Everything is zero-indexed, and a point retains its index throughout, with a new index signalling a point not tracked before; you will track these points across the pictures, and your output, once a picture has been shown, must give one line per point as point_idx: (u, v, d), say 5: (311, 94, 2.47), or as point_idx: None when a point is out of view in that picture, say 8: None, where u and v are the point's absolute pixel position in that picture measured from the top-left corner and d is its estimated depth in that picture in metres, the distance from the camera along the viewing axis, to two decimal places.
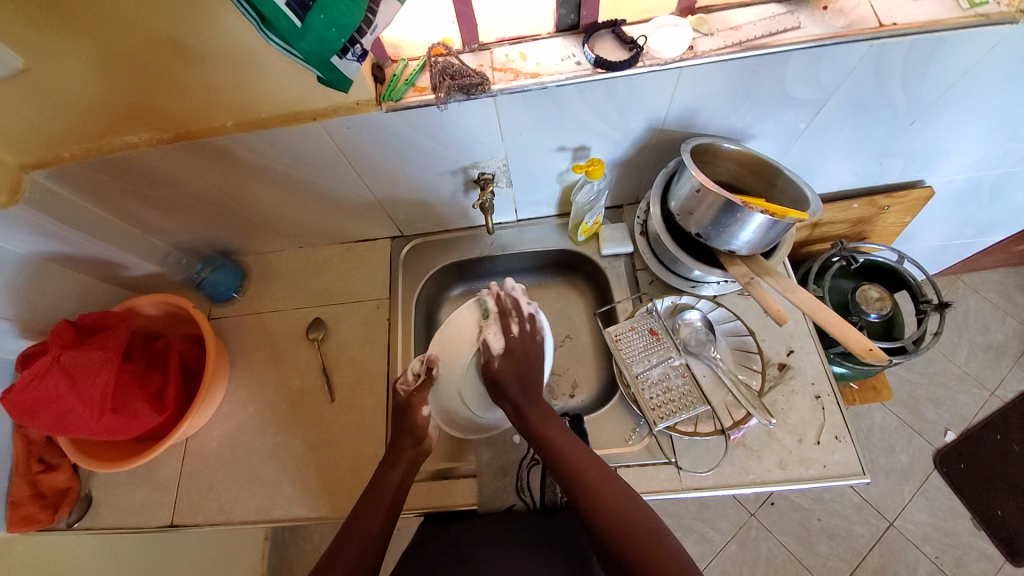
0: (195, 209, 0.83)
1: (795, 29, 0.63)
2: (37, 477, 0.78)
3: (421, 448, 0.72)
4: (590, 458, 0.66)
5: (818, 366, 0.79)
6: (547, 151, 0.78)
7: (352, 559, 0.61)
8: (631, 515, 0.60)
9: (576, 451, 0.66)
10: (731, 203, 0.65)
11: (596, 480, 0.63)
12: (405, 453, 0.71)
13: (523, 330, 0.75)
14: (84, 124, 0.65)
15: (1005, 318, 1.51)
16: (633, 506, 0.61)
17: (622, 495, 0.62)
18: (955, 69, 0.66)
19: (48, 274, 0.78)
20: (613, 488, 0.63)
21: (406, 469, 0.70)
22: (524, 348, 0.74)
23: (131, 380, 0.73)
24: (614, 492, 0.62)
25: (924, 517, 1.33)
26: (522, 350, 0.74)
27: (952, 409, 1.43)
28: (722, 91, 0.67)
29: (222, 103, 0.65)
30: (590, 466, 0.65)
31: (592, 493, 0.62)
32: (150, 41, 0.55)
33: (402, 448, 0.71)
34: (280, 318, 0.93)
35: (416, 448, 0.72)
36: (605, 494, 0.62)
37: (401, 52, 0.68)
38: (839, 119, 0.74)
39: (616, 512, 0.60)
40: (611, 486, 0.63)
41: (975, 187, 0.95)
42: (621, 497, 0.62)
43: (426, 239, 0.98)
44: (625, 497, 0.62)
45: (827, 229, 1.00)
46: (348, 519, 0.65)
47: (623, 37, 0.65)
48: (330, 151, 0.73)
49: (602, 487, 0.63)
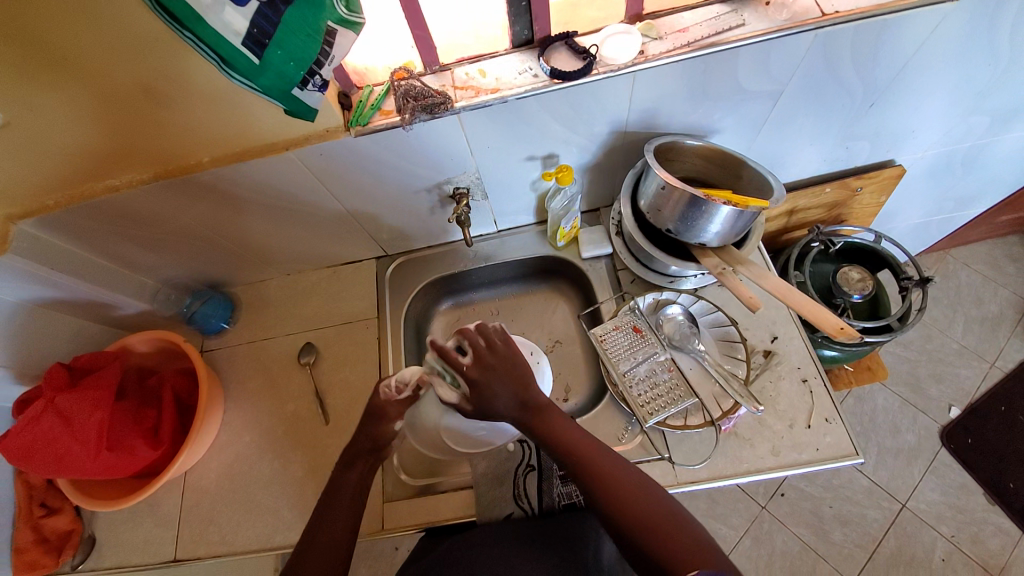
0: (181, 245, 0.85)
1: (740, 26, 0.65)
2: (40, 522, 0.80)
3: (379, 454, 0.71)
4: (611, 458, 0.63)
5: (803, 351, 0.79)
6: (517, 162, 0.80)
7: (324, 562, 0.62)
8: (640, 496, 0.59)
9: (593, 452, 0.63)
10: (696, 197, 0.67)
11: (617, 477, 0.61)
12: (363, 457, 0.70)
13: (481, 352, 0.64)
14: (66, 172, 0.67)
15: (997, 289, 1.51)
16: (650, 502, 0.59)
17: (648, 495, 0.60)
18: (905, 49, 0.68)
19: (43, 320, 0.80)
20: (635, 487, 0.60)
21: (362, 469, 0.69)
22: (489, 364, 0.64)
23: (125, 418, 0.74)
24: (633, 487, 0.60)
25: (936, 496, 1.31)
26: (487, 361, 0.64)
27: (954, 384, 1.43)
28: (677, 90, 0.70)
29: (200, 142, 0.67)
30: (610, 468, 0.62)
31: (615, 494, 0.59)
32: (123, 88, 0.58)
33: (359, 449, 0.70)
34: (273, 345, 0.95)
35: (372, 453, 0.70)
36: (628, 495, 0.59)
37: (366, 79, 0.70)
38: (799, 107, 0.76)
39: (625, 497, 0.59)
40: (636, 487, 0.60)
41: (945, 162, 0.97)
42: (647, 498, 0.59)
43: (411, 257, 1.00)
44: (649, 497, 0.59)
45: (804, 215, 1.02)
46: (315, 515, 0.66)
47: (576, 47, 0.67)
48: (307, 179, 0.75)
49: (623, 487, 0.60)
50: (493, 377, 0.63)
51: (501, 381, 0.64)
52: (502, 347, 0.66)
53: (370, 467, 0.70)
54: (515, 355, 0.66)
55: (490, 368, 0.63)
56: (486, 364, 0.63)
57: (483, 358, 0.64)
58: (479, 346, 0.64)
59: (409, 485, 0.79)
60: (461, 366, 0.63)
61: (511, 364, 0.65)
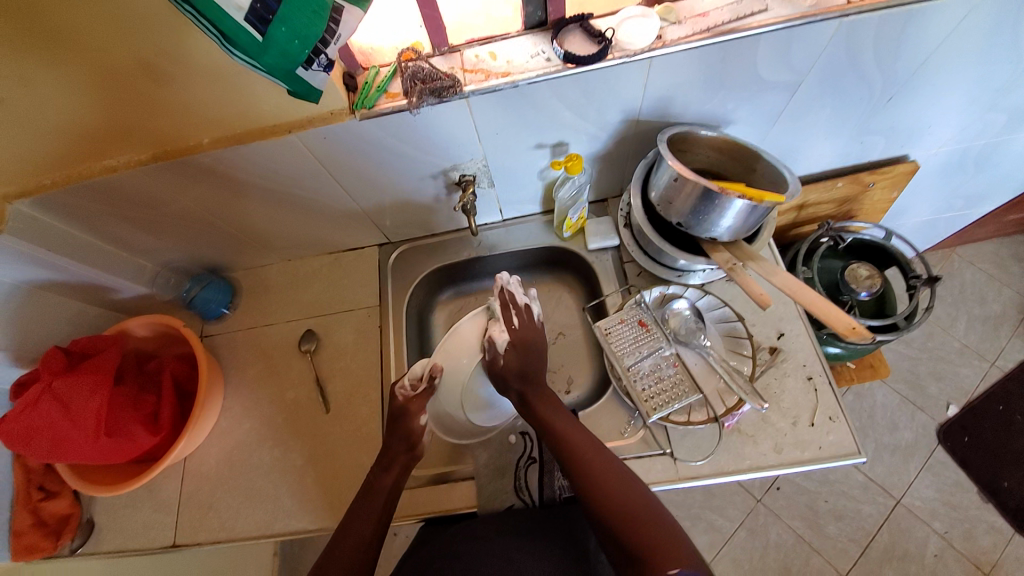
0: (179, 228, 0.83)
1: (762, 10, 0.63)
2: (38, 505, 0.79)
3: (415, 453, 0.72)
4: (612, 463, 0.64)
5: (809, 348, 0.79)
6: (526, 149, 0.78)
7: (348, 559, 0.62)
8: (629, 492, 0.61)
9: (595, 455, 0.65)
10: (710, 190, 0.65)
11: (608, 470, 0.63)
12: (399, 457, 0.71)
13: (525, 320, 0.76)
14: (61, 152, 0.65)
15: (1002, 288, 1.50)
16: (637, 497, 0.60)
17: (645, 501, 0.60)
18: (928, 42, 0.66)
19: (41, 303, 0.79)
20: (631, 490, 0.61)
21: (399, 473, 0.70)
22: (529, 335, 0.75)
23: (124, 404, 0.73)
24: (624, 481, 0.62)
25: (932, 493, 1.32)
26: (524, 335, 0.75)
27: (954, 383, 1.43)
28: (694, 78, 0.67)
29: (199, 122, 0.65)
30: (610, 473, 0.63)
31: (608, 499, 0.60)
32: (121, 64, 0.55)
33: (396, 453, 0.71)
34: (273, 332, 0.93)
35: (409, 454, 0.71)
36: (622, 501, 0.60)
37: (371, 59, 0.67)
38: (817, 99, 0.74)
39: (609, 489, 0.61)
40: (634, 494, 0.60)
41: (958, 160, 0.95)
42: (645, 504, 0.60)
43: (414, 245, 0.98)
44: (645, 505, 0.60)
45: (814, 210, 1.00)
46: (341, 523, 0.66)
47: (591, 30, 0.65)
48: (309, 162, 0.73)
49: (619, 489, 0.61)
50: (524, 351, 0.74)
51: (521, 357, 0.74)
52: (535, 327, 0.77)
53: (406, 471, 0.71)
54: (541, 338, 0.76)
55: (529, 342, 0.75)
56: (522, 336, 0.75)
57: (525, 330, 0.75)
58: (523, 317, 0.76)
59: (412, 474, 0.79)
60: (511, 318, 0.75)
61: (538, 348, 0.75)
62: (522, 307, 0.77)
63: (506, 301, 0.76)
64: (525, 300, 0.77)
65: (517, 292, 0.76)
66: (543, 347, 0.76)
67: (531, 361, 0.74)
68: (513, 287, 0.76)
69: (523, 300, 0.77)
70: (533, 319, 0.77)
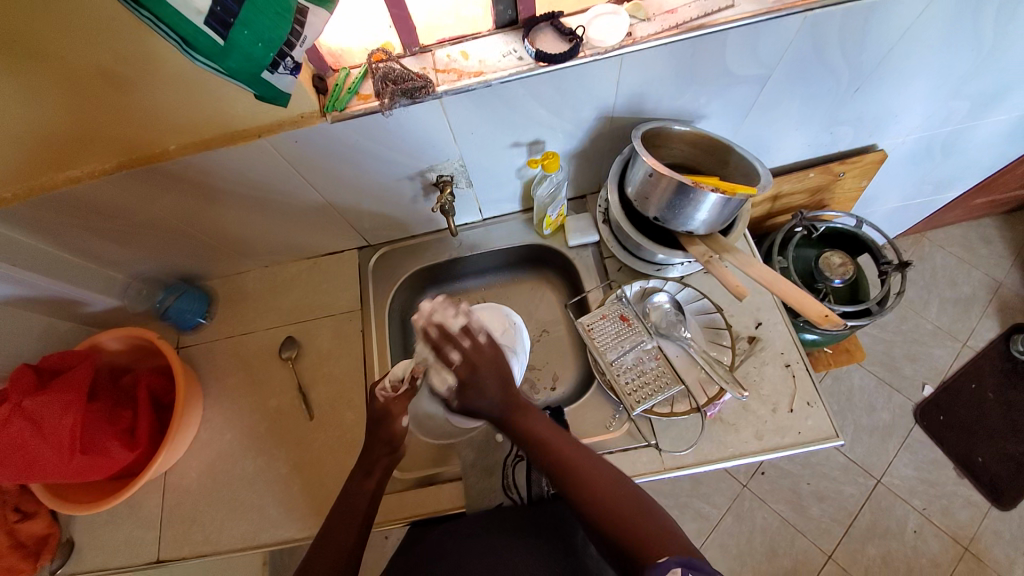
0: (150, 238, 0.81)
1: (729, 7, 0.63)
2: (15, 527, 0.75)
3: (396, 454, 0.71)
4: (592, 461, 0.64)
5: (786, 336, 0.80)
6: (502, 148, 0.78)
7: (328, 564, 0.62)
8: (611, 487, 0.61)
9: (575, 453, 0.65)
10: (684, 185, 0.66)
11: (589, 469, 0.63)
12: (381, 460, 0.70)
13: (472, 343, 0.68)
14: (21, 163, 0.63)
15: (971, 270, 1.55)
16: (618, 491, 0.61)
17: (628, 495, 0.61)
18: (891, 35, 0.68)
19: (7, 320, 0.77)
20: (613, 485, 0.61)
21: (381, 477, 0.69)
22: (476, 362, 0.67)
23: (98, 420, 0.71)
24: (605, 478, 0.62)
25: (910, 471, 1.37)
26: (474, 359, 0.68)
27: (927, 363, 1.47)
28: (665, 74, 0.68)
29: (168, 129, 0.64)
30: (592, 470, 0.63)
31: (592, 495, 0.61)
32: (80, 72, 0.54)
33: (376, 456, 0.70)
34: (253, 339, 0.92)
35: (391, 454, 0.71)
36: (605, 494, 0.60)
37: (341, 61, 0.66)
38: (786, 92, 0.75)
39: (591, 486, 0.61)
40: (617, 489, 0.61)
41: (925, 148, 0.98)
42: (627, 497, 0.60)
43: (393, 247, 0.97)
44: (630, 498, 0.60)
45: (787, 201, 1.02)
46: (324, 531, 0.65)
47: (562, 29, 0.65)
48: (282, 167, 0.72)
49: (602, 487, 0.61)
50: (476, 375, 0.67)
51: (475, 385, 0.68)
52: (481, 348, 0.69)
53: (386, 473, 0.71)
54: (495, 353, 0.69)
55: (478, 367, 0.67)
56: (471, 363, 0.67)
57: (470, 358, 0.67)
58: (466, 345, 0.68)
59: (399, 478, 0.78)
60: (450, 357, 0.67)
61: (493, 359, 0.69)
62: (464, 334, 0.68)
63: (442, 335, 0.67)
64: (462, 322, 0.68)
65: (446, 318, 0.68)
66: (497, 366, 0.69)
67: (486, 380, 0.68)
68: (439, 314, 0.68)
69: (458, 322, 0.68)
70: (478, 339, 0.69)
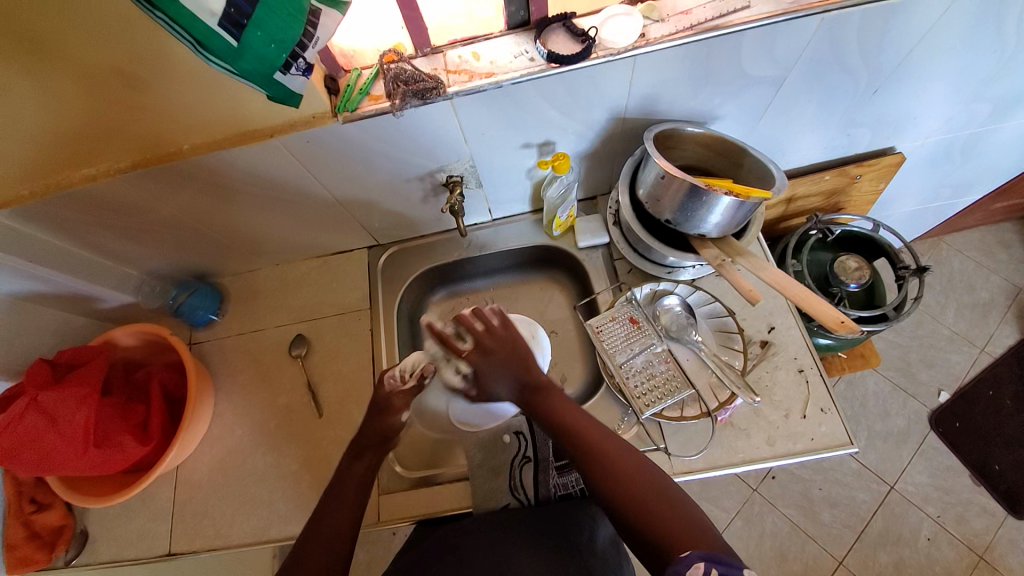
0: (164, 235, 0.82)
1: (745, 8, 0.62)
2: (30, 518, 0.77)
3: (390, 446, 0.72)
4: (620, 447, 0.62)
5: (800, 341, 0.79)
6: (513, 149, 0.77)
7: (322, 557, 0.61)
8: (636, 477, 0.59)
9: (602, 439, 0.63)
10: (696, 188, 0.65)
11: (616, 455, 0.61)
12: (371, 447, 0.70)
13: (486, 326, 0.72)
14: (39, 161, 0.64)
15: (990, 275, 1.52)
16: (648, 480, 0.59)
17: (654, 485, 0.58)
18: (912, 34, 0.66)
19: (25, 314, 0.78)
20: (638, 474, 0.59)
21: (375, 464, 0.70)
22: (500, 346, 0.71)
23: (112, 414, 0.72)
24: (632, 467, 0.60)
25: (924, 478, 1.34)
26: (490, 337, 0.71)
27: (944, 369, 1.44)
28: (679, 75, 0.67)
29: (181, 128, 0.64)
30: (617, 458, 0.61)
31: (617, 482, 0.59)
32: (96, 71, 0.54)
33: (368, 440, 0.70)
34: (264, 336, 0.93)
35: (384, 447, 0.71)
36: (631, 482, 0.58)
37: (353, 62, 0.66)
38: (802, 93, 0.74)
39: (619, 471, 0.60)
40: (641, 478, 0.59)
41: (944, 151, 0.96)
42: (654, 488, 0.58)
43: (403, 246, 0.98)
44: (654, 488, 0.58)
45: (802, 203, 1.00)
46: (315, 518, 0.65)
47: (574, 29, 0.64)
48: (295, 167, 0.72)
49: (628, 474, 0.59)
50: (490, 356, 0.70)
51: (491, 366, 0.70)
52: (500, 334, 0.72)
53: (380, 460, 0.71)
54: (513, 337, 0.71)
55: (490, 351, 0.70)
56: (484, 350, 0.71)
57: (483, 342, 0.71)
58: (484, 327, 0.72)
59: (406, 477, 0.79)
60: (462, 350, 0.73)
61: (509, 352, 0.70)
62: (474, 320, 0.73)
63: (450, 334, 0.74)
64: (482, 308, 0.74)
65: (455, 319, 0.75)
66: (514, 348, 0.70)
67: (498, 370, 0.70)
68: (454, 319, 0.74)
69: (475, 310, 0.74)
70: (491, 323, 0.72)
